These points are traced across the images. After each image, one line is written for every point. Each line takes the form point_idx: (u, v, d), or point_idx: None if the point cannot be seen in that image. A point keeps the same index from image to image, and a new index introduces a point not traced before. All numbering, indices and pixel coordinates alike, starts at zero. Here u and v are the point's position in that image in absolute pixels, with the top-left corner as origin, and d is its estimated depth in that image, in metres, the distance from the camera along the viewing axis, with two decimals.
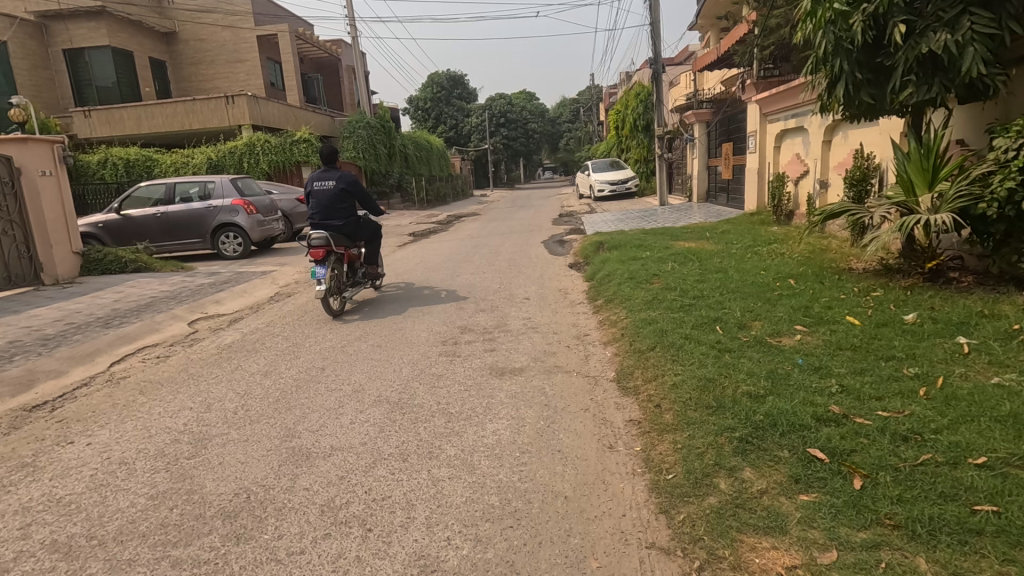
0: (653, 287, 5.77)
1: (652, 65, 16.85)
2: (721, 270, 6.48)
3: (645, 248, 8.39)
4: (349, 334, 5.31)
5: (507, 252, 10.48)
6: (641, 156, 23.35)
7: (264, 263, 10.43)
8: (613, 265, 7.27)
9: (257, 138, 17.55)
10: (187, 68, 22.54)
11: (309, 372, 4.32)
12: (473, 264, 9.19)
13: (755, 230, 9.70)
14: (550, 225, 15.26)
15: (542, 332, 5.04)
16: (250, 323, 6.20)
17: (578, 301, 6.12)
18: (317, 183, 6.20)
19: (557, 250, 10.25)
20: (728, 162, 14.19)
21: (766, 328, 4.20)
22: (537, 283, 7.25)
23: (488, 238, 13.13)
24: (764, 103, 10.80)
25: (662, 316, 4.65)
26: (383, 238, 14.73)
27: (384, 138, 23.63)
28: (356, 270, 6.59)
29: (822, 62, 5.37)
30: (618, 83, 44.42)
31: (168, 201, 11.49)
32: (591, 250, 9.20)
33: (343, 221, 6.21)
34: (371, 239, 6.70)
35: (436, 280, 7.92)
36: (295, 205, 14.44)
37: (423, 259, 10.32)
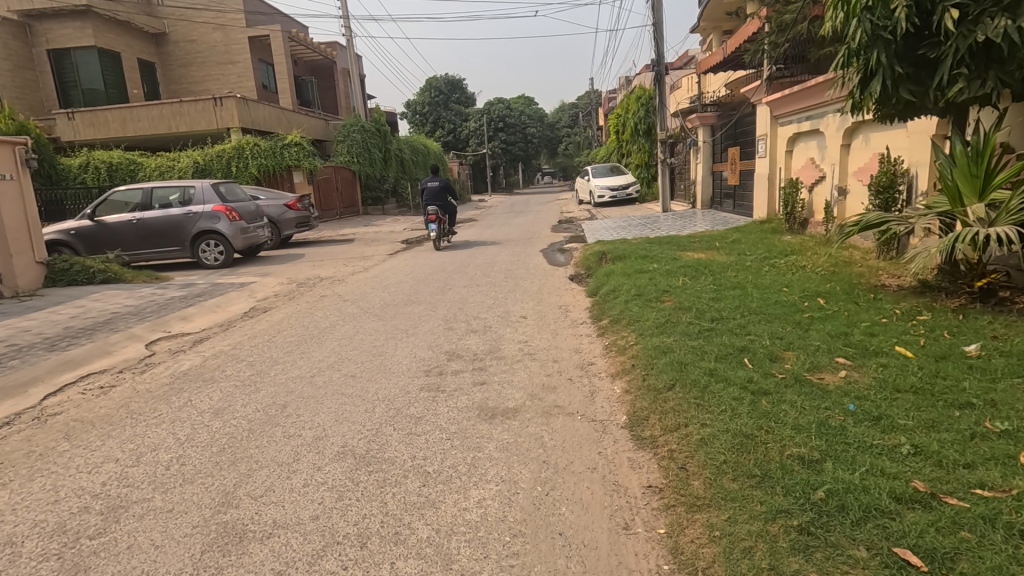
0: (665, 305, 5.16)
1: (655, 67, 16.28)
2: (738, 285, 5.86)
3: (651, 259, 7.77)
4: (321, 361, 4.69)
5: (504, 261, 9.88)
6: (642, 161, 22.56)
7: (244, 273, 9.80)
8: (618, 279, 6.65)
9: (246, 142, 16.95)
10: (177, 69, 22.00)
11: (267, 411, 3.69)
12: (466, 275, 8.58)
13: (768, 240, 9.09)
14: (549, 232, 14.66)
15: (540, 360, 4.41)
16: (214, 344, 5.57)
17: (581, 321, 5.50)
18: (429, 183, 11.92)
19: (556, 260, 9.65)
20: (735, 167, 13.61)
21: (803, 361, 3.57)
22: (535, 298, 6.63)
23: (484, 246, 12.53)
24: (775, 105, 10.24)
25: (679, 344, 4.02)
26: (375, 245, 14.11)
27: (379, 142, 23.06)
28: (445, 229, 12.22)
29: (855, 54, 4.77)
30: (617, 87, 43.89)
31: (146, 207, 10.86)
32: (593, 260, 8.59)
33: (442, 202, 11.99)
34: (453, 215, 12.47)
35: (426, 293, 7.31)
36: (282, 211, 13.83)
37: (414, 269, 9.71)
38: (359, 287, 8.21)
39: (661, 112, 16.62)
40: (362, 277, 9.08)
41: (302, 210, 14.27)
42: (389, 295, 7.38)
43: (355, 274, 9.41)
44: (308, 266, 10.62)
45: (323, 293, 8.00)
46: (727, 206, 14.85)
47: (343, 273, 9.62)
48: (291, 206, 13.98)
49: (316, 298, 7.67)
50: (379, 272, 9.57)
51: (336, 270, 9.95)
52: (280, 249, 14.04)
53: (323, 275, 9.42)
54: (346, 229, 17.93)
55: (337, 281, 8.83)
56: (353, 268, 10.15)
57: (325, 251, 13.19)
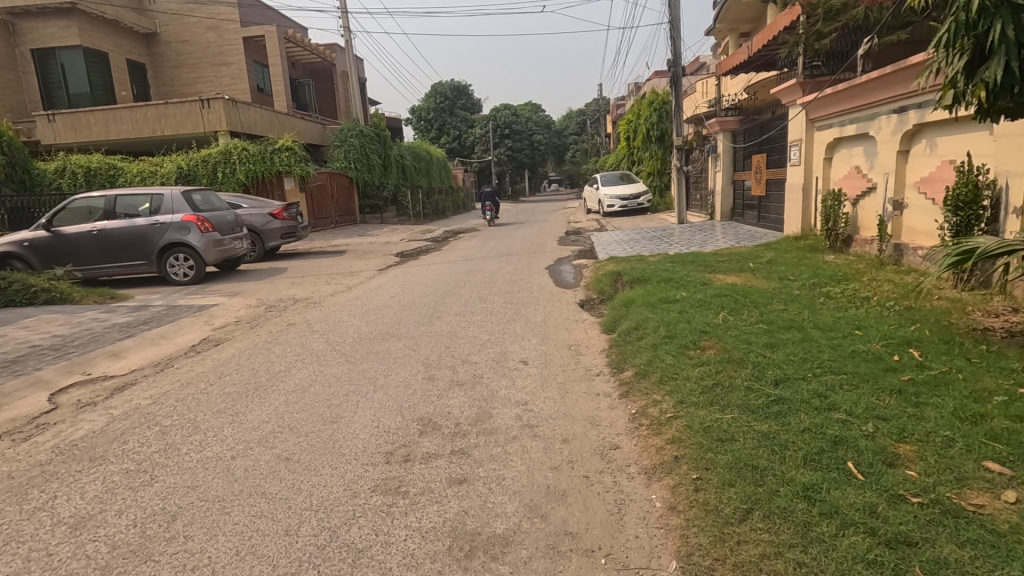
0: (708, 355, 3.98)
1: (672, 69, 15.12)
2: (793, 325, 4.67)
3: (676, 285, 6.60)
4: (255, 431, 3.54)
5: (504, 280, 8.76)
6: (655, 169, 21.58)
7: (212, 292, 8.71)
8: (641, 311, 5.47)
9: (234, 146, 15.94)
10: (169, 71, 21.13)
11: (145, 530, 2.53)
12: (460, 299, 7.42)
13: (809, 260, 7.89)
14: (556, 245, 13.49)
15: (542, 440, 3.22)
16: (136, 393, 4.44)
17: (596, 372, 4.31)
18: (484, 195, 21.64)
19: (564, 279, 8.51)
20: (761, 176, 12.42)
21: (940, 470, 2.38)
22: (540, 334, 5.46)
23: (485, 260, 11.39)
24: (812, 106, 9.11)
25: (741, 429, 2.85)
26: (367, 258, 13.03)
27: (379, 147, 22.14)
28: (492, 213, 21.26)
29: (963, 29, 3.60)
30: (625, 93, 42.88)
31: (108, 216, 9.80)
32: (607, 283, 7.46)
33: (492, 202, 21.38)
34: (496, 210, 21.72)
35: (410, 324, 6.15)
36: (267, 220, 12.81)
37: (403, 289, 8.57)
38: (336, 313, 7.10)
39: (677, 116, 15.36)
40: (343, 299, 7.96)
41: (288, 220, 13.25)
42: (367, 325, 6.23)
43: (336, 295, 8.31)
44: (287, 283, 9.50)
45: (294, 319, 6.91)
46: (749, 218, 13.66)
47: (323, 293, 8.49)
48: (276, 215, 12.95)
49: (282, 326, 6.54)
50: (363, 293, 8.43)
51: (315, 289, 8.83)
52: (264, 261, 12.99)
53: (299, 296, 8.32)
54: (340, 239, 16.85)
55: (313, 304, 7.70)
56: (336, 287, 9.04)
57: (311, 265, 12.09)
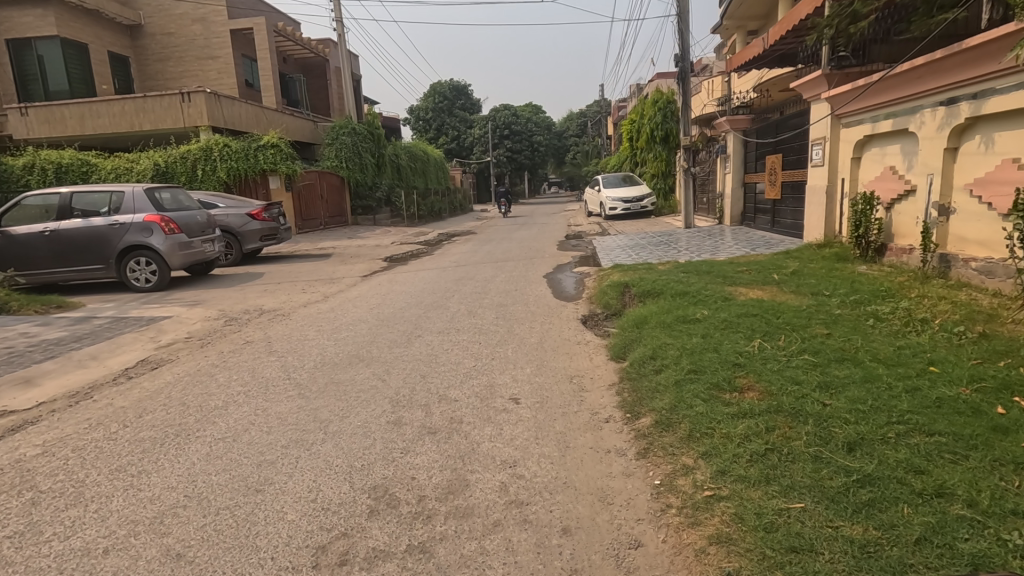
0: (749, 399, 3.10)
1: (679, 64, 14.28)
2: (846, 355, 3.80)
3: (693, 301, 5.73)
4: (152, 506, 2.65)
5: (497, 290, 7.88)
6: (659, 171, 20.69)
7: (172, 302, 7.83)
8: (656, 333, 4.58)
9: (215, 142, 15.07)
10: (153, 65, 20.28)
11: None
12: (445, 313, 6.55)
13: (838, 271, 7.03)
14: (556, 250, 12.61)
15: (533, 531, 2.33)
16: (30, 436, 3.57)
17: (603, 417, 3.42)
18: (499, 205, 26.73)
19: (564, 290, 7.65)
20: (776, 178, 11.55)
21: None
22: (534, 361, 4.58)
23: (478, 266, 10.50)
24: (840, 100, 8.26)
25: (822, 533, 1.97)
26: (352, 263, 12.16)
27: (372, 146, 21.30)
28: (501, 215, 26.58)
29: None
30: (627, 95, 42.18)
31: (63, 215, 8.92)
32: (612, 296, 6.61)
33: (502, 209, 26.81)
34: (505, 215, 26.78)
35: (384, 345, 5.27)
36: (245, 221, 11.96)
37: (385, 299, 7.70)
38: (304, 328, 6.22)
39: (684, 114, 14.46)
40: (315, 311, 7.09)
41: (268, 220, 12.37)
42: (333, 346, 5.35)
43: (309, 306, 7.45)
44: (258, 291, 8.62)
45: (254, 335, 6.03)
46: (761, 223, 12.79)
47: (295, 303, 7.62)
48: (255, 216, 12.09)
49: (238, 345, 5.66)
50: (339, 303, 7.56)
51: (287, 299, 7.95)
52: (241, 266, 12.10)
53: (268, 306, 7.45)
54: (327, 242, 15.95)
55: (281, 317, 6.82)
56: (311, 296, 8.17)
57: (291, 269, 11.21)
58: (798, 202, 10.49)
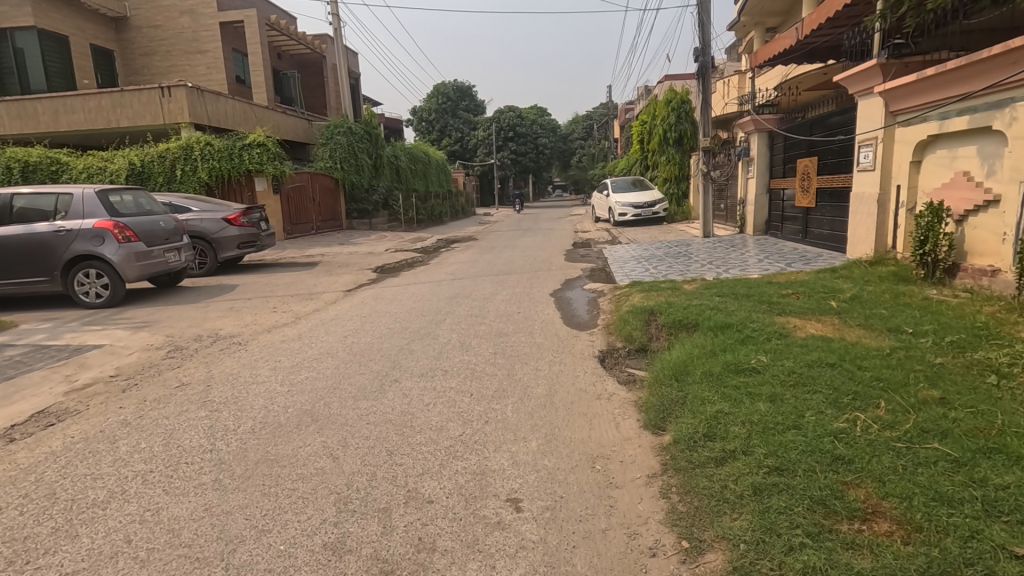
0: (888, 543, 1.96)
1: (700, 58, 13.09)
2: (993, 442, 2.64)
3: (739, 338, 4.58)
4: None
5: (496, 313, 6.75)
6: (671, 175, 19.55)
7: (118, 323, 6.73)
8: (706, 391, 3.43)
9: (196, 140, 14.02)
10: (139, 59, 19.29)
11: None
12: (432, 345, 5.40)
13: (905, 295, 5.88)
14: (563, 261, 11.48)
15: None
16: None
17: (647, 546, 2.30)
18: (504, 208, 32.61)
19: (575, 314, 6.52)
20: (810, 184, 10.36)
21: None
22: (540, 427, 3.44)
23: (476, 280, 9.36)
24: (898, 94, 7.12)
25: None
26: (339, 274, 11.04)
27: (369, 146, 20.22)
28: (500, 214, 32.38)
29: None
30: (637, 96, 41.09)
31: (5, 221, 7.87)
32: (635, 325, 5.48)
33: None
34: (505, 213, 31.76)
35: (348, 395, 4.13)
36: (222, 227, 10.89)
37: (364, 322, 6.57)
38: (259, 363, 5.09)
39: (704, 113, 13.24)
40: (279, 339, 5.96)
41: (248, 226, 11.28)
42: (286, 394, 4.21)
43: (275, 331, 6.33)
44: (221, 310, 7.50)
45: (196, 372, 4.91)
46: (790, 234, 11.60)
47: (259, 328, 6.49)
48: (233, 221, 11.01)
49: (171, 387, 4.55)
50: (311, 327, 6.45)
51: (252, 321, 6.83)
52: (216, 276, 11.00)
53: (226, 331, 6.33)
54: (316, 248, 14.85)
55: (236, 347, 5.70)
56: (281, 318, 7.04)
57: (268, 281, 10.09)
58: (838, 212, 9.29)
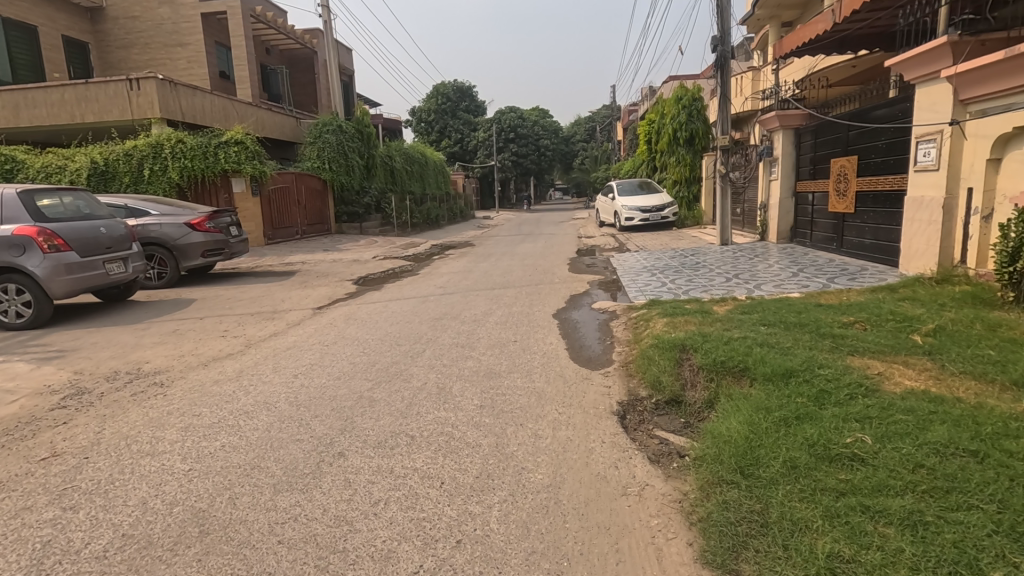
0: None
1: (718, 48, 11.92)
2: None
3: (811, 395, 3.36)
4: None
5: (488, 342, 5.52)
6: (681, 177, 18.31)
7: (27, 353, 5.55)
8: (800, 508, 2.23)
9: (166, 137, 12.87)
10: (117, 52, 18.17)
11: None
12: (401, 393, 4.18)
13: (1002, 325, 4.65)
14: (567, 272, 10.28)
15: None
16: None
17: None
18: None
19: (585, 346, 5.32)
20: (848, 187, 9.14)
21: None
22: (541, 564, 2.22)
23: (468, 296, 8.15)
24: (973, 79, 5.92)
25: None
26: (315, 285, 9.83)
27: (360, 145, 19.05)
28: None
29: None
30: (642, 97, 39.97)
31: None
32: (663, 366, 4.28)
33: None
34: None
35: (266, 483, 2.92)
36: (184, 233, 9.70)
37: (325, 353, 5.37)
38: (171, 417, 3.88)
39: (723, 108, 12.03)
40: (212, 378, 4.74)
41: (215, 231, 10.07)
42: (181, 477, 3.01)
43: (212, 365, 5.12)
44: (160, 334, 6.29)
45: (81, 432, 3.69)
46: (821, 242, 10.36)
47: (195, 360, 5.28)
48: (197, 226, 9.81)
49: (41, 455, 3.37)
50: (259, 360, 5.24)
51: (191, 351, 5.63)
52: (177, 288, 9.82)
53: (152, 366, 5.11)
54: (297, 255, 13.67)
55: (154, 390, 4.49)
56: (227, 346, 5.82)
57: (233, 294, 8.89)
58: (886, 218, 8.05)
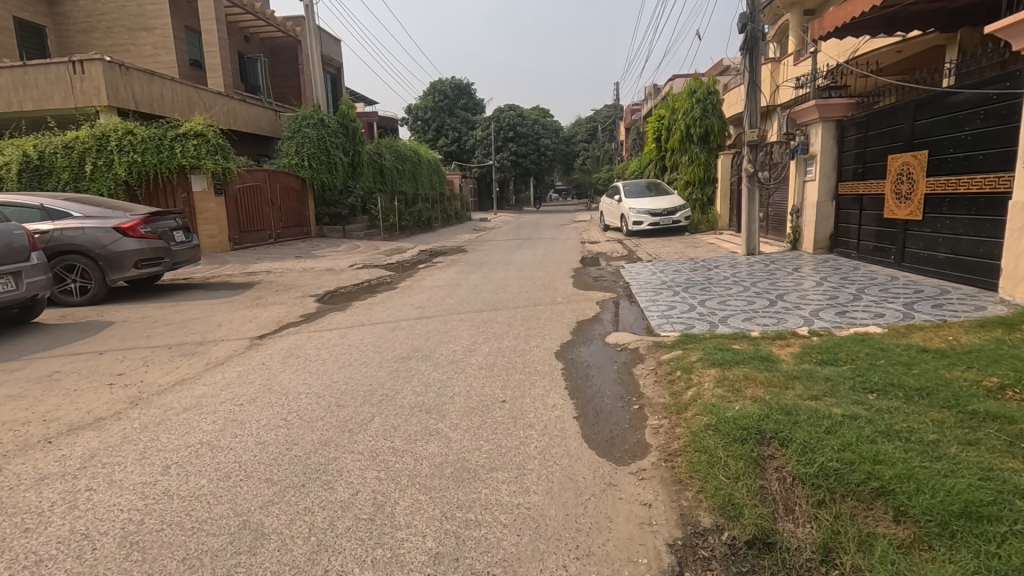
0: None
1: (747, 27, 10.34)
2: None
3: None
4: None
5: (462, 406, 3.88)
6: (695, 177, 16.67)
7: None
8: None
9: (114, 127, 11.28)
10: (77, 37, 16.57)
11: None
12: (307, 521, 2.56)
13: None
14: (570, 287, 8.69)
15: None
16: None
17: None
18: None
19: (605, 414, 3.73)
20: (912, 188, 7.58)
21: None
22: None
23: (449, 322, 6.52)
24: None
25: None
26: (270, 301, 8.22)
27: (344, 141, 17.44)
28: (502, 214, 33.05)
29: None
30: (646, 96, 38.51)
31: None
32: (737, 470, 2.68)
33: None
34: None
35: None
36: (113, 239, 8.09)
37: (230, 422, 3.74)
38: None
39: (752, 97, 10.49)
40: (39, 471, 3.13)
41: (154, 237, 8.46)
42: None
43: (58, 442, 3.49)
44: (28, 381, 4.67)
45: None
46: (871, 254, 8.78)
47: (39, 432, 3.65)
48: (130, 230, 8.20)
49: None
50: (131, 433, 3.61)
51: (50, 411, 4.02)
52: (105, 305, 8.22)
53: None
54: (263, 262, 12.05)
55: None
56: (105, 403, 4.19)
57: (164, 315, 7.29)
58: (970, 227, 6.61)
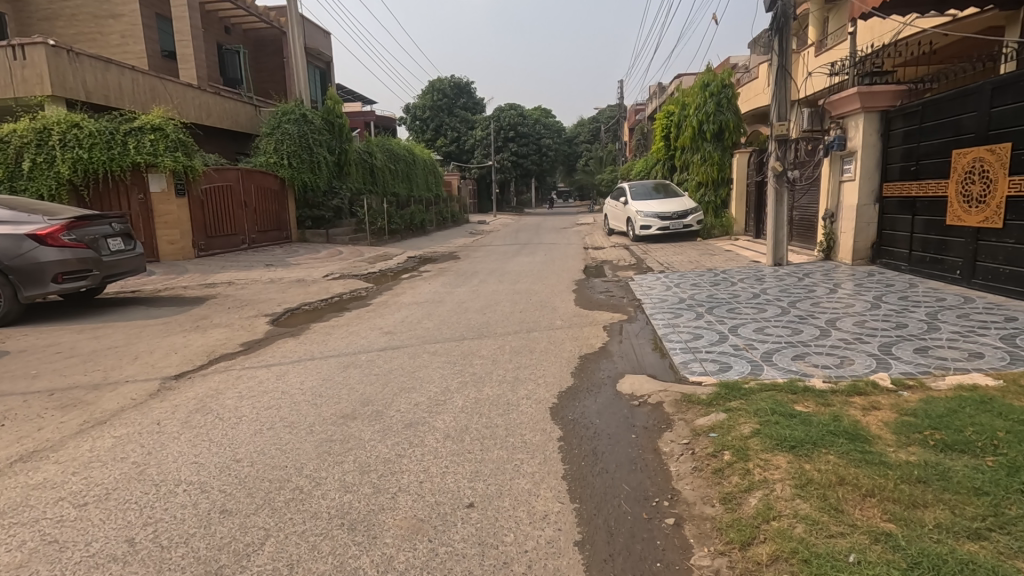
0: None
1: (775, 4, 9.03)
2: None
3: None
4: None
5: (405, 522, 2.54)
6: (708, 178, 15.19)
7: None
8: None
9: (57, 119, 10.00)
10: (39, 25, 15.33)
11: None
12: None
13: None
14: (571, 306, 7.36)
15: None
16: None
17: None
18: None
19: (621, 537, 2.41)
20: (988, 189, 6.27)
21: None
22: None
23: (419, 356, 5.18)
24: None
25: None
26: (214, 322, 6.93)
27: (328, 138, 16.13)
28: None
29: None
30: (652, 95, 37.01)
31: None
32: None
33: None
34: None
35: None
36: (25, 248, 6.79)
37: (41, 549, 2.41)
38: None
39: (781, 86, 9.16)
40: None
41: (79, 245, 7.14)
42: None
43: None
44: None
45: None
46: (927, 267, 7.44)
47: None
48: (47, 237, 6.90)
49: None
50: None
51: None
52: (18, 325, 6.93)
53: None
54: (227, 272, 10.75)
55: None
56: None
57: (76, 341, 6.00)
58: None
